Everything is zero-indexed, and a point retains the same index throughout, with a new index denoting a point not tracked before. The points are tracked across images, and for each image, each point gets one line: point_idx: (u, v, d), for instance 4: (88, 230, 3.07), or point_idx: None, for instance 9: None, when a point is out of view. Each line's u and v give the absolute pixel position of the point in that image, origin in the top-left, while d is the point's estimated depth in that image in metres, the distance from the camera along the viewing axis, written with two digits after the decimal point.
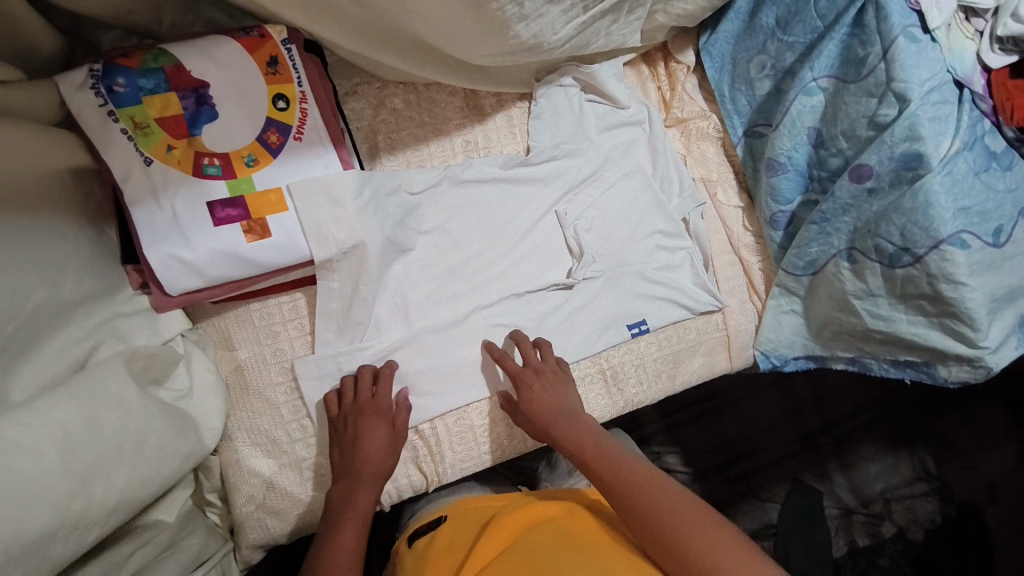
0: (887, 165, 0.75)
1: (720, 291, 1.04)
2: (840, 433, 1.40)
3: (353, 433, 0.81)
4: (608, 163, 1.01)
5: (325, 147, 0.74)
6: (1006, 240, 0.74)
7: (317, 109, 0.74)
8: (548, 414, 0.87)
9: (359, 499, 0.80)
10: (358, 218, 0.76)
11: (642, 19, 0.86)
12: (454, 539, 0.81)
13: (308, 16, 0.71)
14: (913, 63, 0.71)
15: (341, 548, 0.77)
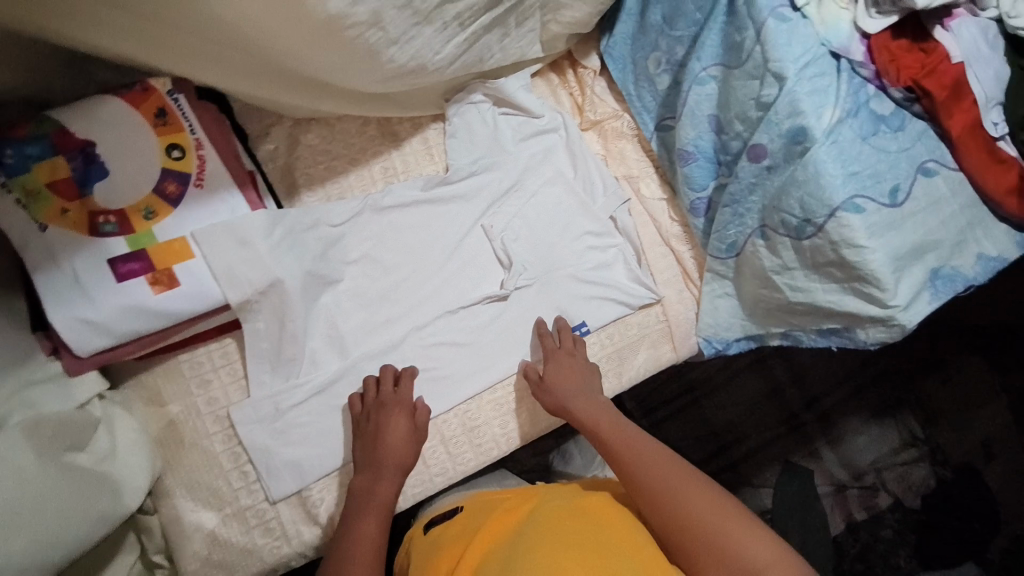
0: (777, 141, 0.78)
1: (656, 283, 1.05)
2: (825, 407, 1.39)
3: (380, 425, 0.84)
4: (527, 173, 1.03)
5: (229, 190, 0.75)
6: (905, 199, 0.76)
7: (215, 153, 0.74)
8: (570, 385, 0.91)
9: (384, 487, 0.81)
10: (271, 256, 0.78)
11: (537, 31, 0.89)
12: (468, 524, 0.80)
13: (179, 63, 0.69)
14: (785, 41, 0.74)
15: (363, 537, 0.76)
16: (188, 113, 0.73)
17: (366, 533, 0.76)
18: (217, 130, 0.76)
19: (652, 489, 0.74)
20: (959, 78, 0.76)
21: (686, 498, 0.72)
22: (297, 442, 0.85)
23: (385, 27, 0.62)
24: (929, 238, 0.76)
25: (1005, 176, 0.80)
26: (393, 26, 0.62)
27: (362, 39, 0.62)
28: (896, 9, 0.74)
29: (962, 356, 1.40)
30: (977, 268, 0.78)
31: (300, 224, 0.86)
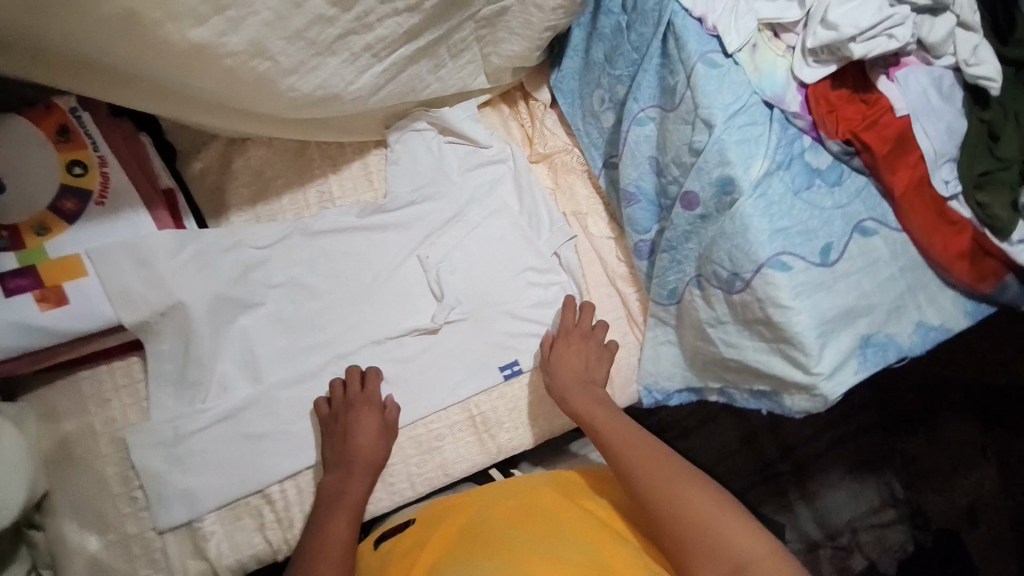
0: (708, 190, 0.75)
1: None
2: (801, 458, 1.23)
3: (349, 429, 0.84)
4: (471, 204, 1.00)
5: (132, 208, 0.78)
6: (837, 258, 0.72)
7: (120, 170, 0.77)
8: (574, 372, 0.90)
9: (354, 487, 0.81)
10: (175, 277, 0.81)
11: (478, 63, 0.85)
12: (423, 534, 0.76)
13: (79, 82, 0.63)
14: (714, 88, 0.71)
15: (333, 536, 0.75)
16: (98, 134, 0.77)
17: (336, 532, 0.76)
18: (127, 150, 0.79)
19: (643, 490, 0.72)
20: (904, 133, 0.72)
21: (679, 496, 0.70)
22: (198, 469, 0.83)
23: (275, 57, 0.60)
24: (862, 302, 0.72)
25: (957, 239, 0.75)
26: (283, 56, 0.60)
27: (249, 68, 0.60)
28: (835, 58, 0.71)
29: (954, 416, 1.25)
30: (913, 338, 0.74)
31: (216, 246, 0.85)
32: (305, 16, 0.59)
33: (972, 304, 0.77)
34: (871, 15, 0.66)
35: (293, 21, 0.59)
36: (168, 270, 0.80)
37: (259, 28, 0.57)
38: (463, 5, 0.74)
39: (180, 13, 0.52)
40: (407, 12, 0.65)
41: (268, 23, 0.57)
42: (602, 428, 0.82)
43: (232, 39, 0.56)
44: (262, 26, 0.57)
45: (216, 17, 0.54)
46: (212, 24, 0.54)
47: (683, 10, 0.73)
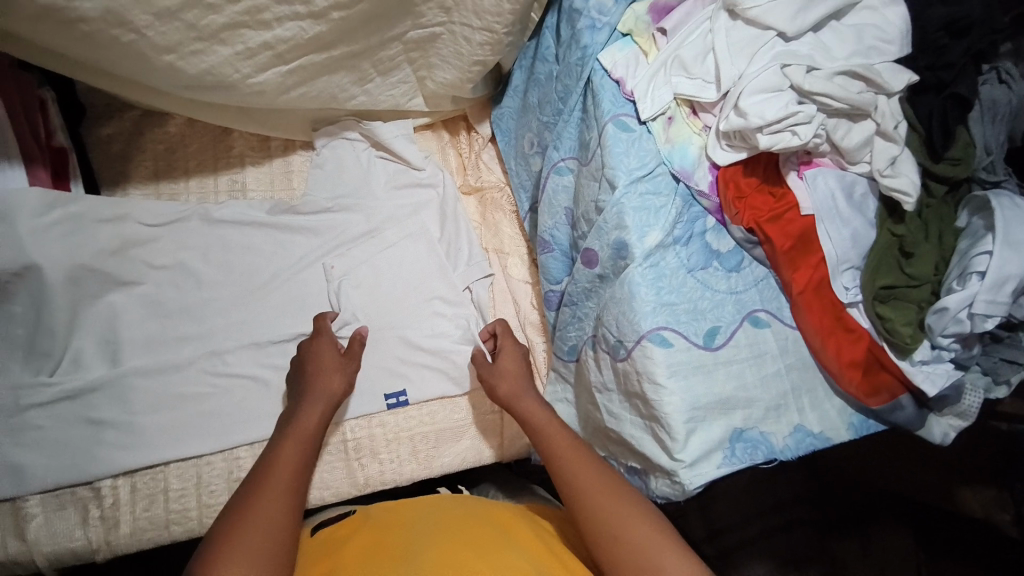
0: (605, 251, 0.72)
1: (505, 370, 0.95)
2: (728, 545, 1.09)
3: (312, 364, 0.82)
4: (389, 221, 0.96)
5: (10, 163, 0.75)
6: (722, 343, 0.69)
7: (8, 121, 0.74)
8: (518, 376, 0.81)
9: (310, 413, 0.78)
10: (34, 240, 0.77)
11: (412, 84, 0.83)
12: (358, 525, 0.72)
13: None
14: (622, 150, 0.70)
15: (282, 462, 0.72)
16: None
17: (286, 458, 0.73)
18: (19, 103, 0.77)
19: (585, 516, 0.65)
20: (807, 231, 0.71)
21: (621, 520, 0.63)
22: (30, 446, 0.77)
23: (141, 30, 0.58)
24: (741, 393, 0.69)
25: (852, 347, 0.72)
26: (153, 31, 0.58)
27: (110, 36, 0.57)
28: (747, 145, 0.70)
29: (886, 522, 1.10)
30: (788, 440, 0.69)
31: (96, 214, 0.82)
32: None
33: (857, 417, 0.74)
34: (778, 108, 0.65)
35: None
36: (28, 232, 0.76)
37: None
38: (385, 24, 0.72)
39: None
40: (311, 19, 0.64)
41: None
42: (550, 436, 0.73)
43: (84, 4, 0.53)
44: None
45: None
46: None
47: (603, 70, 0.73)
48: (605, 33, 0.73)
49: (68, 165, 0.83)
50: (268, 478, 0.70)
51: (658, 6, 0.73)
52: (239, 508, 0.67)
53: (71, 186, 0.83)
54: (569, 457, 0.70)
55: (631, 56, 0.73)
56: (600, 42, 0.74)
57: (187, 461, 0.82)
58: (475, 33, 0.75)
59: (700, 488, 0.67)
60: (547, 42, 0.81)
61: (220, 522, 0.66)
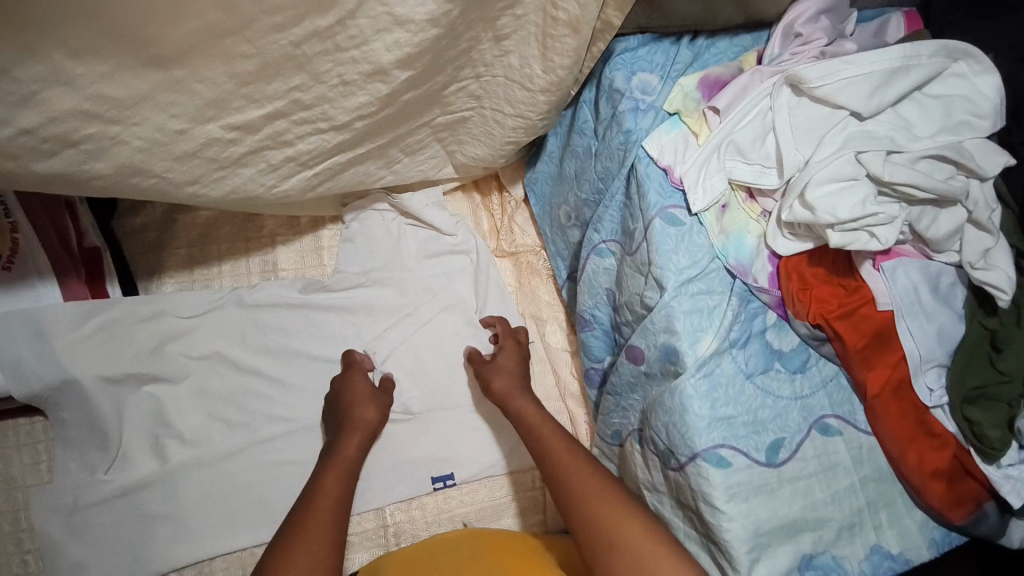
0: (652, 352, 0.67)
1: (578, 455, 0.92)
2: None
3: (348, 395, 0.83)
4: (424, 295, 0.93)
5: (41, 279, 0.77)
6: (786, 458, 0.63)
7: (32, 236, 0.75)
8: (511, 379, 0.83)
9: (348, 444, 0.78)
10: (70, 352, 0.78)
11: (441, 158, 0.79)
12: None
13: None
14: (670, 248, 0.64)
15: (327, 493, 0.71)
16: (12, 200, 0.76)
17: (330, 489, 0.72)
18: (43, 212, 0.77)
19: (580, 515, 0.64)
20: (884, 328, 0.64)
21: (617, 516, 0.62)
22: (89, 544, 0.79)
23: (162, 174, 0.55)
24: (809, 514, 0.62)
25: (934, 455, 0.65)
26: (173, 173, 0.55)
27: (130, 185, 0.54)
28: (813, 235, 0.63)
29: None
30: (863, 566, 0.62)
31: (130, 315, 0.82)
32: (193, 142, 0.53)
33: (939, 531, 0.66)
34: (852, 205, 0.57)
35: (178, 145, 0.53)
36: (64, 345, 0.77)
37: (130, 155, 0.51)
38: (412, 117, 0.67)
39: (19, 152, 0.46)
40: (334, 131, 0.60)
41: (143, 150, 0.51)
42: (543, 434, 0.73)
43: (98, 164, 0.51)
44: (135, 152, 0.51)
45: (68, 150, 0.48)
46: (64, 156, 0.48)
47: (648, 157, 0.65)
48: (650, 115, 0.66)
49: (103, 265, 0.82)
50: (309, 512, 0.68)
51: (709, 81, 0.65)
52: (282, 540, 0.65)
53: (109, 289, 0.82)
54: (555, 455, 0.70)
55: (679, 140, 0.65)
56: (645, 126, 0.66)
57: (232, 553, 0.82)
58: (508, 118, 0.69)
59: None
60: (586, 115, 0.74)
61: (265, 557, 0.64)
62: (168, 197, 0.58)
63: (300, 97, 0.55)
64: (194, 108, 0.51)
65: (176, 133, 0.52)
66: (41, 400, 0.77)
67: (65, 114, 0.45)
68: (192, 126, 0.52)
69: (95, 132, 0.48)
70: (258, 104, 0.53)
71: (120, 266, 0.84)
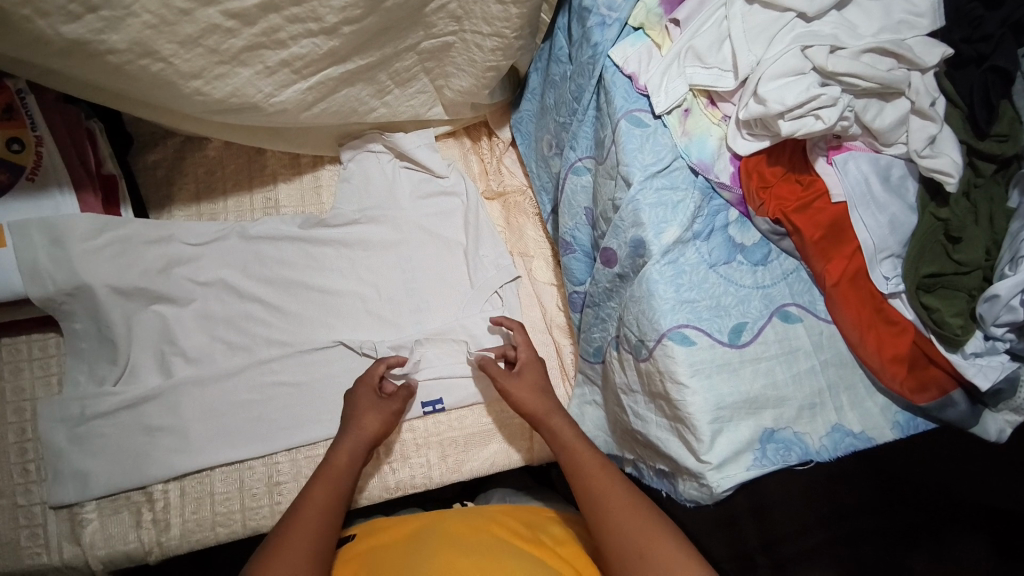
0: (623, 250, 0.71)
1: (565, 384, 0.94)
2: None
3: (351, 406, 0.83)
4: (416, 233, 0.98)
5: (61, 191, 0.83)
6: (749, 340, 0.67)
7: (57, 152, 0.82)
8: (538, 397, 0.81)
9: (368, 424, 0.80)
10: (84, 262, 0.83)
11: (430, 93, 0.86)
12: (365, 539, 0.74)
13: (57, 82, 0.68)
14: (635, 146, 0.70)
15: (311, 503, 0.71)
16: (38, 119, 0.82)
17: (315, 499, 0.71)
18: (68, 135, 0.84)
19: (608, 535, 0.66)
20: (839, 219, 0.68)
21: (643, 539, 0.64)
22: (92, 452, 0.83)
23: (168, 59, 0.62)
24: (771, 392, 0.66)
25: (895, 341, 0.68)
26: (178, 59, 0.63)
27: (139, 67, 0.62)
28: (769, 133, 0.68)
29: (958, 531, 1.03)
30: (824, 441, 0.66)
31: (141, 236, 0.88)
32: (195, 24, 0.61)
33: (904, 416, 0.70)
34: (798, 92, 0.62)
35: (182, 27, 0.60)
36: (81, 254, 0.83)
37: (140, 30, 0.59)
38: (398, 35, 0.75)
39: (48, 10, 0.54)
40: (324, 35, 0.68)
41: (151, 26, 0.59)
42: (577, 459, 0.74)
43: (113, 36, 0.58)
44: (145, 28, 0.59)
45: (88, 15, 0.56)
46: (84, 21, 0.56)
47: (614, 66, 0.73)
48: (615, 28, 0.72)
49: (118, 190, 0.89)
50: (305, 501, 0.71)
51: None
52: (285, 519, 0.69)
53: (121, 210, 0.89)
54: (595, 489, 0.70)
55: (643, 51, 0.72)
56: (611, 39, 0.73)
57: (231, 465, 0.86)
58: (486, 39, 0.77)
59: (728, 491, 0.63)
60: (561, 43, 0.82)
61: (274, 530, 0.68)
62: (174, 89, 0.66)
63: None
64: None
65: (180, 12, 0.59)
66: (55, 308, 0.83)
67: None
68: (194, 7, 0.59)
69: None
70: None
71: (131, 196, 0.92)
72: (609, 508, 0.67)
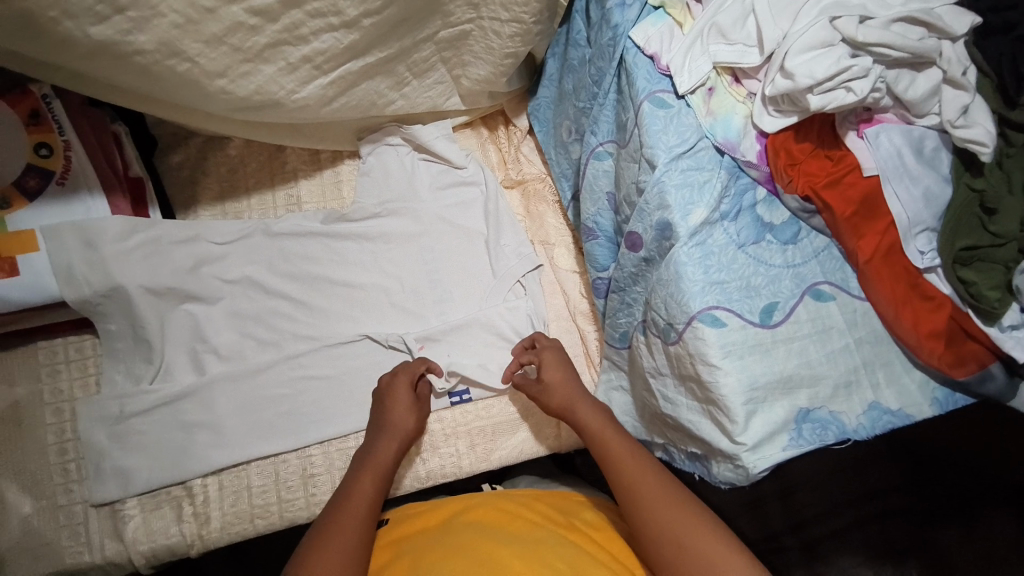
0: (649, 233, 0.71)
1: (590, 371, 0.94)
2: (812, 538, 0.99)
3: (382, 402, 0.84)
4: (437, 224, 0.98)
5: (91, 194, 0.84)
6: (781, 320, 0.66)
7: (84, 156, 0.83)
8: (566, 387, 0.82)
9: (402, 422, 0.82)
10: (117, 263, 0.85)
11: (447, 84, 0.86)
12: (409, 519, 0.76)
13: (86, 86, 0.69)
14: (659, 128, 0.69)
15: (359, 493, 0.72)
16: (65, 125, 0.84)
17: (361, 490, 0.73)
18: (94, 140, 0.85)
19: (644, 521, 0.66)
20: (871, 194, 0.67)
21: (680, 528, 0.64)
22: (132, 450, 0.85)
23: (194, 58, 0.63)
24: (805, 371, 0.66)
25: (931, 317, 0.67)
26: (204, 58, 0.63)
27: (166, 67, 0.63)
28: (796, 109, 0.67)
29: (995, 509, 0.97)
30: (861, 420, 0.65)
31: (169, 236, 0.89)
32: (220, 22, 0.61)
33: (942, 392, 0.68)
34: (828, 65, 0.61)
35: (206, 26, 0.61)
36: (113, 255, 0.85)
37: (167, 30, 0.59)
38: (416, 26, 0.75)
39: (77, 12, 0.54)
40: (344, 28, 0.68)
41: (178, 25, 0.60)
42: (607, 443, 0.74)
43: (140, 37, 0.59)
44: (171, 28, 0.60)
45: (116, 17, 0.56)
46: (113, 22, 0.57)
47: (635, 47, 0.72)
48: (635, 8, 0.72)
49: (145, 192, 0.91)
50: (353, 493, 0.73)
51: None
52: (333, 507, 0.71)
53: (149, 211, 0.91)
54: (630, 478, 0.69)
55: (664, 31, 0.71)
56: (631, 19, 0.72)
57: (266, 459, 0.88)
58: (505, 25, 0.77)
59: (764, 472, 0.63)
60: (579, 26, 0.81)
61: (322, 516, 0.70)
62: (199, 88, 0.66)
63: None
64: None
65: (205, 11, 0.60)
66: (90, 310, 0.85)
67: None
68: (219, 5, 0.60)
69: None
70: None
71: (159, 197, 0.93)
72: (642, 495, 0.68)
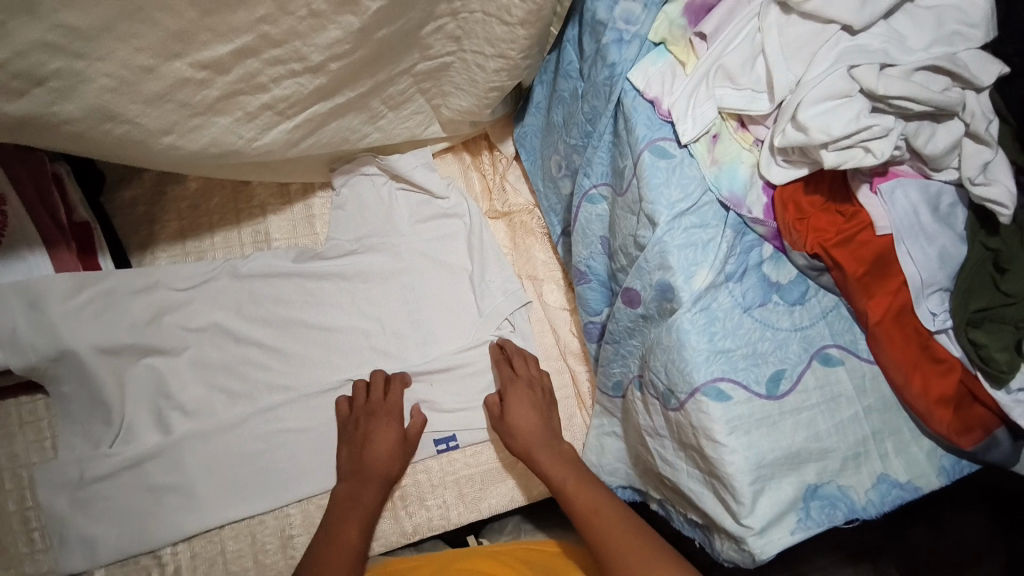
0: (648, 292, 0.66)
1: (583, 412, 0.90)
2: None
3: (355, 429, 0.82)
4: (418, 260, 0.92)
5: (31, 249, 0.79)
6: (788, 390, 0.62)
7: (21, 208, 0.78)
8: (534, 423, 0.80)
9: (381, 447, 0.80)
10: (63, 326, 0.78)
11: (426, 114, 0.79)
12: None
13: None
14: (660, 181, 0.63)
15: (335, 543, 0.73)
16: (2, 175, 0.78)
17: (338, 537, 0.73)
18: (33, 189, 0.79)
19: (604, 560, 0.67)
20: (885, 253, 0.62)
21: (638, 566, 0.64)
22: (96, 516, 0.79)
23: (134, 119, 0.56)
24: (813, 446, 0.62)
25: (942, 382, 0.63)
26: (146, 118, 0.56)
27: (103, 131, 0.55)
28: (808, 160, 0.61)
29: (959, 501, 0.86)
30: (870, 495, 0.62)
31: (125, 286, 0.83)
32: (162, 81, 0.53)
33: (949, 459, 0.65)
34: (846, 122, 0.55)
35: (146, 85, 0.53)
36: (61, 316, 0.79)
37: (98, 95, 0.52)
38: (391, 61, 0.67)
39: None
40: (309, 73, 0.61)
41: (111, 89, 0.52)
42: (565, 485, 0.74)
43: (67, 106, 0.51)
44: (103, 92, 0.52)
45: (37, 90, 0.48)
46: (33, 95, 0.48)
47: (634, 90, 0.66)
48: (635, 45, 0.66)
49: (94, 239, 0.84)
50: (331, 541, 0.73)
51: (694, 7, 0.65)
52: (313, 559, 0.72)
53: (98, 260, 0.84)
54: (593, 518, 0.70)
55: (665, 70, 0.65)
56: (630, 57, 0.66)
57: (241, 521, 0.82)
58: (489, 60, 0.69)
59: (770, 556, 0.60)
60: (570, 56, 0.75)
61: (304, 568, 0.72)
62: (144, 148, 0.59)
63: (268, 31, 0.55)
64: (159, 41, 0.50)
65: (143, 70, 0.52)
66: (40, 373, 0.78)
67: (33, 47, 0.45)
68: (159, 63, 0.52)
69: (61, 68, 0.48)
70: (225, 39, 0.53)
71: (109, 241, 0.86)
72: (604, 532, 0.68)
